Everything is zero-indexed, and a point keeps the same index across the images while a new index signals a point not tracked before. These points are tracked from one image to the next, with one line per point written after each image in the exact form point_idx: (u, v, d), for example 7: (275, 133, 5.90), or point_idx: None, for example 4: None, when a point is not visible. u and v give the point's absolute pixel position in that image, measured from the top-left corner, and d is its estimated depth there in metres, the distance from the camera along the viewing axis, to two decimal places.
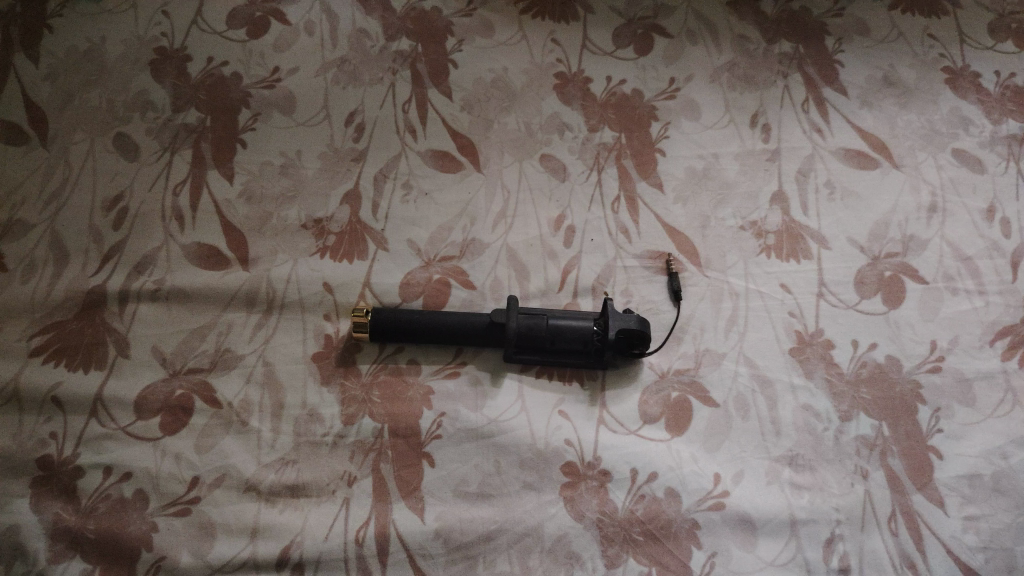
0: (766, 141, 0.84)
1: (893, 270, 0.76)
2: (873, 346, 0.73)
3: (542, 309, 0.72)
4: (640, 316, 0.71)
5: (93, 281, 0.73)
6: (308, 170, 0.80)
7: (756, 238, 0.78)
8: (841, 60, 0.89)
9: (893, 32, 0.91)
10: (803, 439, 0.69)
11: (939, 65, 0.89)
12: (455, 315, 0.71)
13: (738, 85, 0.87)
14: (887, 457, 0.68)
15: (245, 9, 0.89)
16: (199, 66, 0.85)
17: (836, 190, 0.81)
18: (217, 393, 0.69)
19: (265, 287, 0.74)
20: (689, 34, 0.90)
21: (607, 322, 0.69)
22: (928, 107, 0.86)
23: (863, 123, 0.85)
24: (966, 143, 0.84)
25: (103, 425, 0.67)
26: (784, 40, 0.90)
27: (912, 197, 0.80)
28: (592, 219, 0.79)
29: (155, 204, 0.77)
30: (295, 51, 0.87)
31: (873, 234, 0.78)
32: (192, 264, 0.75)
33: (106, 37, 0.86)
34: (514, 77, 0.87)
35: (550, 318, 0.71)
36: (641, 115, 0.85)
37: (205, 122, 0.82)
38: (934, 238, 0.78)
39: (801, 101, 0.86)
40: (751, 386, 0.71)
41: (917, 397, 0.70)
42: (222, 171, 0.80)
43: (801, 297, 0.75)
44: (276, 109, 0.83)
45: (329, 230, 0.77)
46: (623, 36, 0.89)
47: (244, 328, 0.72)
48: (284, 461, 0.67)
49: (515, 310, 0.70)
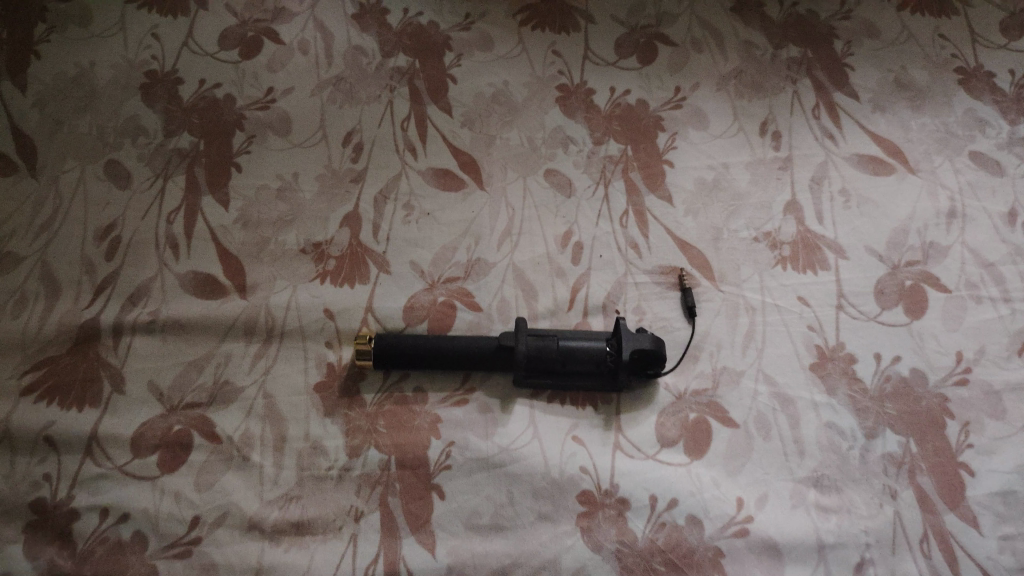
0: (777, 149, 0.81)
1: (914, 279, 0.74)
2: (897, 359, 0.70)
3: (552, 331, 0.70)
4: (654, 335, 0.68)
5: (87, 313, 0.71)
6: (305, 193, 0.78)
7: (770, 250, 0.76)
8: (851, 63, 0.87)
9: (903, 33, 0.89)
10: (828, 459, 0.66)
11: (951, 66, 0.86)
12: (462, 339, 0.68)
13: (745, 92, 0.85)
14: (916, 475, 0.65)
15: (237, 29, 0.87)
16: (191, 88, 0.83)
17: (851, 198, 0.78)
18: (217, 428, 0.67)
19: (264, 315, 0.71)
20: (694, 41, 0.88)
21: (621, 342, 0.67)
22: (942, 109, 0.84)
23: (875, 128, 0.82)
24: (982, 145, 0.81)
25: (98, 464, 0.64)
26: (791, 45, 0.88)
27: (930, 203, 0.78)
28: (600, 234, 0.77)
29: (149, 233, 0.75)
30: (290, 71, 0.85)
31: (892, 242, 0.76)
32: (188, 293, 0.72)
33: (95, 61, 0.84)
34: (515, 91, 0.84)
35: (560, 339, 0.68)
36: (647, 126, 0.83)
37: (198, 147, 0.80)
38: (955, 245, 0.75)
39: (811, 107, 0.84)
40: (772, 405, 0.68)
41: (944, 411, 0.67)
42: (217, 197, 0.77)
43: (821, 310, 0.72)
44: (270, 130, 0.81)
45: (329, 254, 0.75)
46: (625, 45, 0.87)
47: (243, 359, 0.70)
48: (288, 497, 0.64)
49: (523, 332, 0.68)
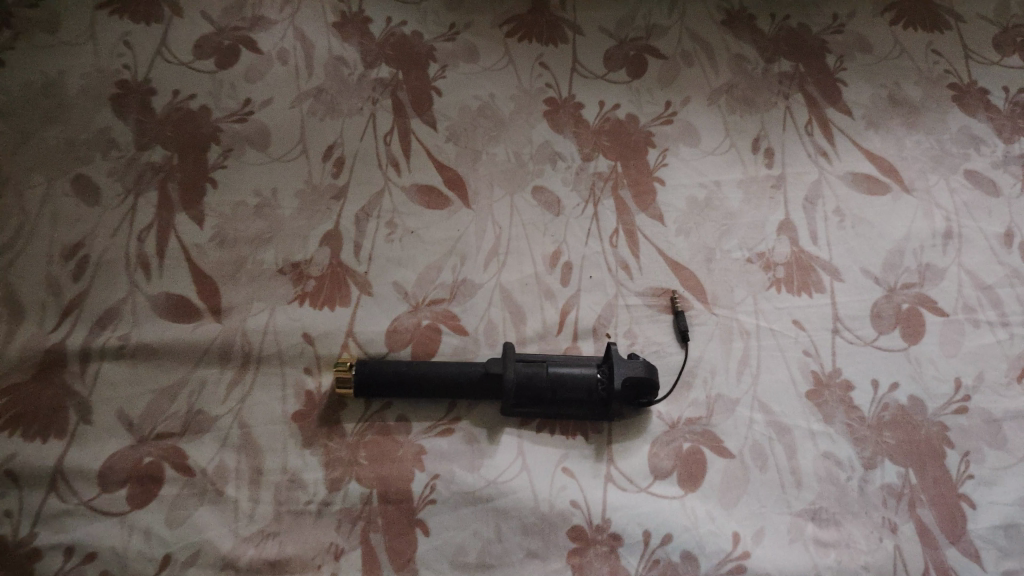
0: (770, 167, 0.79)
1: (910, 302, 0.72)
2: (894, 385, 0.68)
3: (542, 357, 0.67)
4: (646, 362, 0.66)
5: (52, 337, 0.67)
6: (284, 210, 0.75)
7: (764, 271, 0.74)
8: (844, 78, 0.85)
9: (896, 47, 0.87)
10: (826, 491, 0.64)
11: (945, 81, 0.85)
12: (447, 366, 0.66)
13: (737, 107, 0.83)
14: (915, 508, 0.63)
15: (213, 38, 0.83)
16: (165, 99, 0.79)
17: (846, 217, 0.77)
18: (189, 460, 0.63)
19: (240, 339, 0.68)
20: (685, 54, 0.86)
21: (614, 369, 0.65)
22: (936, 125, 0.82)
23: (870, 145, 0.81)
24: (978, 163, 0.80)
25: (63, 500, 0.60)
26: (783, 58, 0.86)
27: (926, 223, 0.76)
28: (590, 254, 0.74)
29: (119, 252, 0.71)
30: (268, 82, 0.82)
31: (888, 264, 0.74)
32: (160, 316, 0.69)
33: (63, 70, 0.80)
34: (502, 104, 0.82)
35: (549, 366, 0.66)
36: (637, 142, 0.80)
37: (172, 161, 0.76)
38: (951, 267, 0.74)
39: (804, 123, 0.82)
40: (768, 433, 0.66)
41: (944, 440, 0.66)
42: (192, 214, 0.74)
43: (816, 334, 0.70)
44: (248, 144, 0.78)
45: (309, 275, 0.72)
46: (614, 58, 0.85)
47: (218, 386, 0.66)
48: (265, 533, 0.61)
49: (511, 358, 0.65)
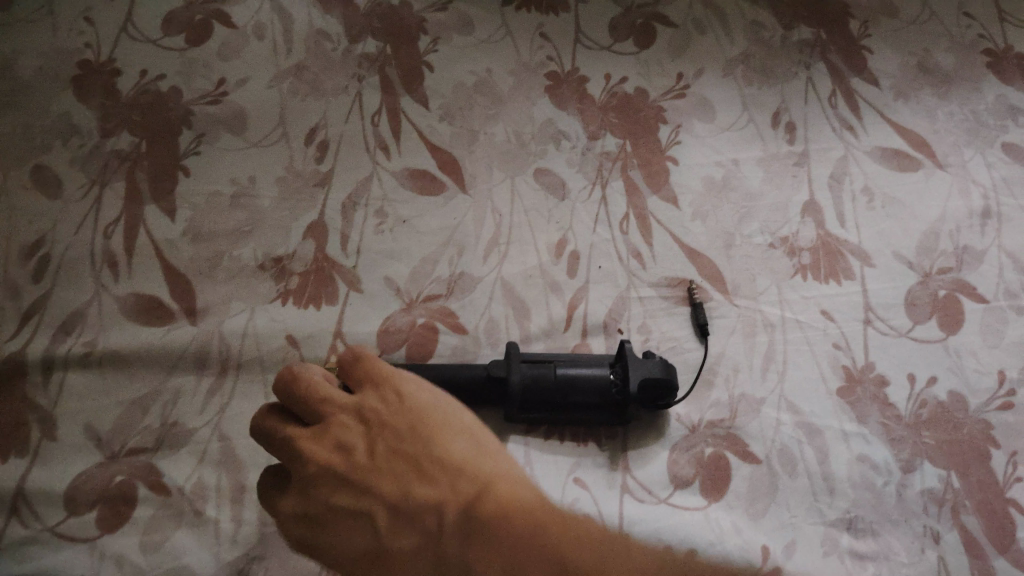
0: (792, 143, 0.73)
1: (948, 289, 0.66)
2: (933, 380, 0.63)
3: (550, 357, 0.62)
4: (663, 360, 0.60)
5: (10, 345, 0.61)
6: (264, 200, 0.69)
7: (789, 257, 0.68)
8: (869, 46, 0.78)
9: (925, 11, 0.81)
10: (861, 498, 0.58)
11: (979, 47, 0.79)
12: (446, 369, 0.60)
13: (755, 79, 0.76)
14: (959, 514, 0.58)
15: (183, 12, 0.76)
16: (131, 81, 0.73)
17: (875, 197, 0.71)
18: (165, 478, 0.57)
19: (217, 343, 0.62)
20: (696, 22, 0.79)
21: (629, 371, 0.59)
22: (971, 95, 0.76)
23: (899, 117, 0.74)
24: (1016, 136, 0.74)
25: (25, 526, 0.55)
26: (803, 25, 0.79)
27: (962, 202, 0.70)
28: (598, 241, 0.68)
29: (83, 249, 0.65)
30: (244, 60, 0.75)
31: (922, 247, 0.68)
32: (130, 320, 0.63)
33: (18, 49, 0.73)
34: (500, 80, 0.75)
35: (557, 367, 0.60)
36: (647, 118, 0.74)
37: (140, 148, 0.70)
38: (991, 249, 0.68)
39: (827, 95, 0.75)
40: (797, 436, 0.60)
41: (989, 440, 0.60)
42: (162, 206, 0.68)
43: (847, 325, 0.65)
44: (223, 127, 0.71)
45: (292, 271, 0.66)
46: (620, 27, 0.78)
47: (195, 396, 0.60)
48: (249, 558, 0.55)
49: (515, 360, 0.59)
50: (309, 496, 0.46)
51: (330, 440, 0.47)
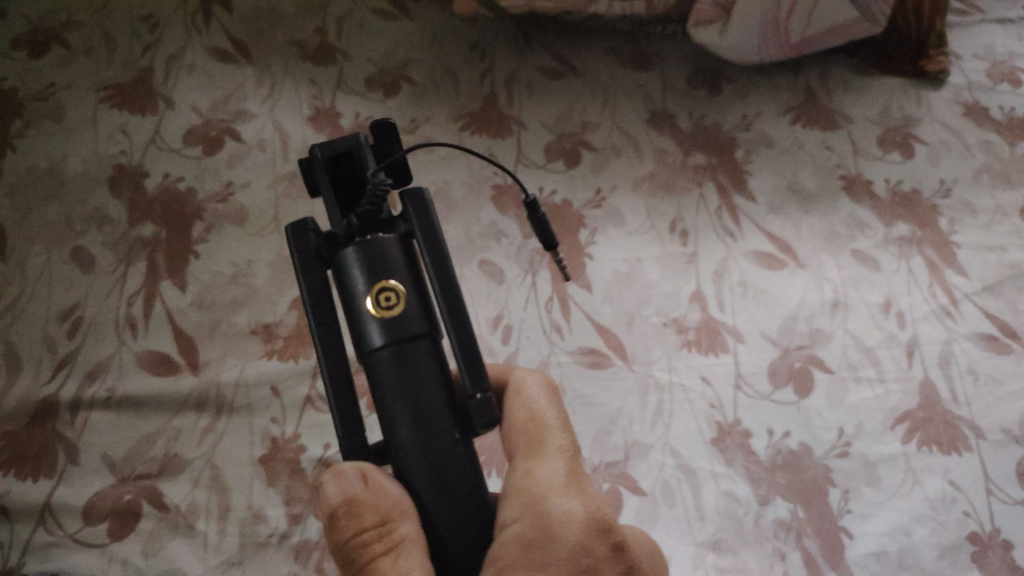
0: (685, 245, 0.91)
1: (803, 361, 0.83)
2: (787, 433, 0.79)
3: (430, 423, 0.44)
4: (413, 334, 0.44)
5: (46, 390, 0.76)
6: (258, 278, 0.85)
7: (677, 333, 0.85)
8: (750, 170, 0.98)
9: (795, 143, 1.01)
10: (725, 524, 0.74)
11: (837, 173, 0.99)
12: (410, 396, 0.44)
13: (658, 194, 0.95)
14: (803, 538, 0.74)
15: (201, 128, 0.94)
16: (156, 181, 0.89)
17: (749, 288, 0.88)
18: (165, 498, 0.72)
19: (214, 392, 0.77)
20: (614, 148, 0.99)
21: (427, 388, 0.45)
22: (829, 210, 0.96)
23: (770, 227, 0.94)
24: (863, 244, 0.93)
25: (50, 532, 0.69)
26: (698, 152, 0.99)
27: (817, 294, 0.89)
28: (528, 317, 0.84)
29: (109, 314, 0.81)
30: (247, 166, 0.92)
31: (784, 328, 0.86)
32: (144, 371, 0.78)
33: (66, 154, 0.90)
34: (454, 190, 0.92)
35: (422, 360, 0.45)
36: (571, 222, 0.92)
37: (160, 235, 0.86)
38: (838, 331, 0.86)
39: (715, 208, 0.95)
40: (676, 474, 0.76)
41: (827, 480, 0.77)
42: (176, 282, 0.83)
43: (721, 389, 0.81)
44: (227, 220, 0.88)
45: (277, 334, 0.82)
46: (553, 150, 0.98)
47: (193, 433, 0.75)
48: (230, 563, 0.70)
49: (423, 412, 0.44)
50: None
51: (620, 535, 0.48)
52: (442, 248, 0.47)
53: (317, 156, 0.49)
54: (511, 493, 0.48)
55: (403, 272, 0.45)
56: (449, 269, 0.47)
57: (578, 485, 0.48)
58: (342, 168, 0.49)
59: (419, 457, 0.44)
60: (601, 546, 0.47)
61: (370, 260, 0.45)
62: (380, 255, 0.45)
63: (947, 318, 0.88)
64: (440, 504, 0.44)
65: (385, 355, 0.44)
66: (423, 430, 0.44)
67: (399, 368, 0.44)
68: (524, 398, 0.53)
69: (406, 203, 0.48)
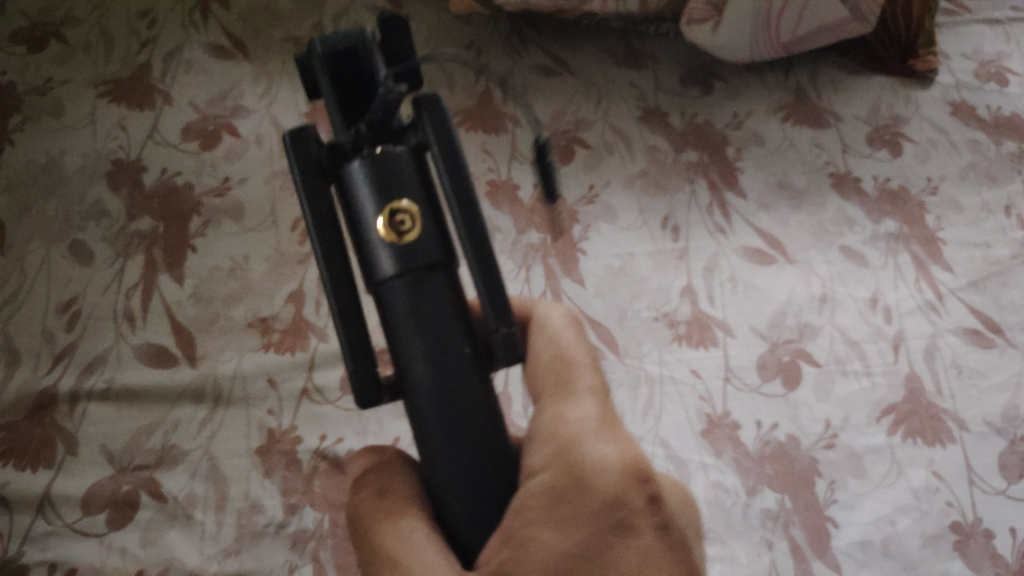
0: (676, 241, 0.93)
1: (791, 355, 0.85)
2: (775, 426, 0.80)
3: (446, 356, 0.44)
4: (430, 258, 0.44)
5: (45, 382, 0.77)
6: (254, 272, 0.86)
7: (668, 327, 0.86)
8: (741, 167, 1.00)
9: (785, 141, 1.03)
10: (714, 514, 0.75)
11: (827, 171, 1.01)
12: (427, 326, 0.44)
13: (650, 190, 0.97)
14: (790, 528, 0.75)
15: (198, 124, 0.95)
16: (153, 176, 0.90)
17: (739, 284, 0.90)
18: (164, 488, 0.73)
19: (212, 384, 0.79)
20: (607, 144, 1.00)
21: (445, 320, 0.44)
22: (818, 207, 0.97)
23: (760, 223, 0.95)
24: (851, 240, 0.95)
25: (50, 522, 0.71)
26: (690, 149, 1.01)
27: (805, 289, 0.90)
28: None
29: (107, 307, 0.81)
30: (244, 162, 0.93)
31: (773, 323, 0.87)
32: (142, 363, 0.79)
33: (65, 150, 0.91)
34: None
35: (438, 290, 0.44)
36: (564, 218, 0.93)
37: (157, 229, 0.87)
38: (826, 326, 0.88)
39: (706, 205, 0.96)
40: (667, 466, 0.78)
41: (814, 471, 0.78)
42: (173, 276, 0.84)
43: (711, 382, 0.83)
44: (224, 216, 0.89)
45: (274, 328, 0.83)
46: (547, 147, 0.99)
47: (190, 425, 0.76)
48: (227, 552, 0.71)
49: (440, 345, 0.44)
50: (636, 534, 0.43)
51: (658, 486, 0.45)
52: (457, 162, 0.46)
53: (318, 51, 0.47)
54: (539, 437, 0.48)
55: (418, 193, 0.44)
56: (467, 189, 0.46)
57: (610, 428, 0.47)
58: (345, 66, 0.48)
59: (436, 388, 0.44)
60: (638, 494, 0.44)
61: (381, 178, 0.44)
62: (394, 173, 0.44)
63: (932, 313, 0.89)
64: (456, 440, 0.45)
65: (399, 284, 0.44)
66: (440, 365, 0.44)
67: (414, 296, 0.44)
68: (551, 332, 0.53)
69: (421, 111, 0.46)
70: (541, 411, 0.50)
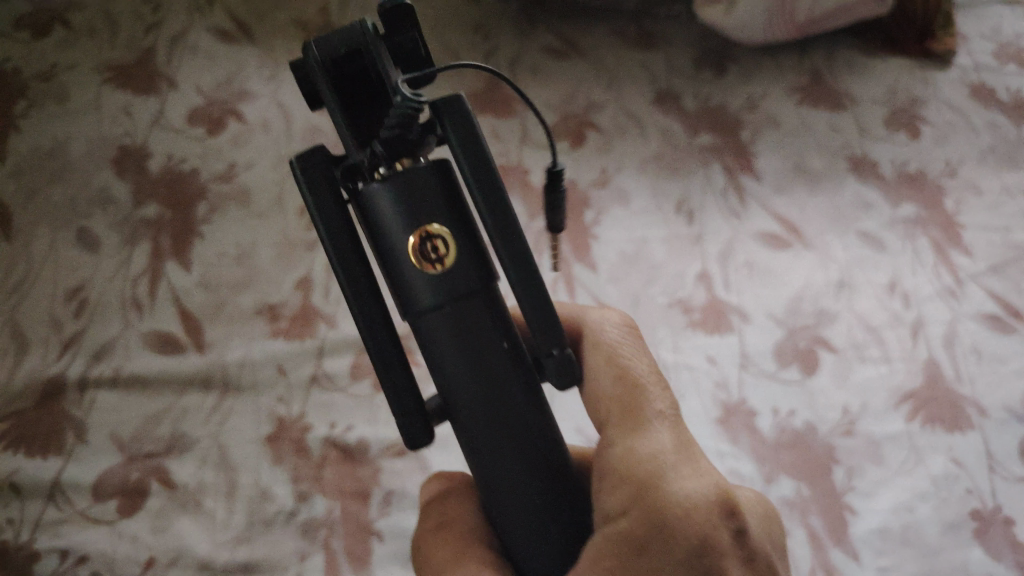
0: (690, 225, 0.91)
1: (808, 342, 0.84)
2: (792, 412, 0.80)
3: (493, 388, 0.44)
4: (465, 288, 0.42)
5: (53, 369, 0.76)
6: (262, 258, 0.85)
7: (683, 314, 0.85)
8: (756, 150, 0.98)
9: (801, 124, 1.01)
10: None
11: (844, 154, 0.99)
12: (472, 361, 0.43)
13: (663, 175, 0.95)
14: (807, 516, 0.75)
15: (204, 108, 0.93)
16: (159, 162, 0.89)
17: (754, 269, 0.88)
18: (173, 476, 0.73)
19: (220, 372, 0.78)
20: (619, 128, 0.99)
21: (489, 350, 0.43)
22: (834, 191, 0.95)
23: (775, 207, 0.93)
24: (868, 225, 0.93)
25: (60, 509, 0.70)
26: (704, 133, 0.99)
27: (822, 275, 0.88)
28: None
29: (114, 294, 0.81)
30: (251, 147, 0.91)
31: (790, 309, 0.86)
32: (150, 351, 0.78)
33: (70, 135, 0.90)
34: None
35: (477, 321, 0.43)
36: (576, 202, 0.92)
37: (164, 216, 0.86)
38: (843, 312, 0.86)
39: (721, 189, 0.94)
40: None
41: (831, 458, 0.77)
42: (180, 262, 0.83)
43: (726, 368, 0.82)
44: (232, 202, 0.88)
45: (282, 315, 0.81)
46: (558, 131, 0.97)
47: (199, 413, 0.76)
48: (237, 539, 0.70)
49: (487, 378, 0.44)
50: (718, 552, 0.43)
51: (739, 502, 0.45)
52: (488, 173, 0.43)
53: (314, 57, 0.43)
54: (610, 451, 0.49)
55: (446, 213, 0.42)
56: (501, 199, 0.43)
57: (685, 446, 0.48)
58: (348, 69, 0.44)
59: (486, 421, 0.44)
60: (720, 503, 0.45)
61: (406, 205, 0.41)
62: (419, 196, 0.41)
63: (952, 298, 0.87)
64: (512, 468, 0.45)
65: (439, 318, 0.42)
66: (489, 398, 0.44)
67: (453, 327, 0.43)
68: (607, 338, 0.54)
69: (440, 115, 0.43)
70: (608, 426, 0.51)
